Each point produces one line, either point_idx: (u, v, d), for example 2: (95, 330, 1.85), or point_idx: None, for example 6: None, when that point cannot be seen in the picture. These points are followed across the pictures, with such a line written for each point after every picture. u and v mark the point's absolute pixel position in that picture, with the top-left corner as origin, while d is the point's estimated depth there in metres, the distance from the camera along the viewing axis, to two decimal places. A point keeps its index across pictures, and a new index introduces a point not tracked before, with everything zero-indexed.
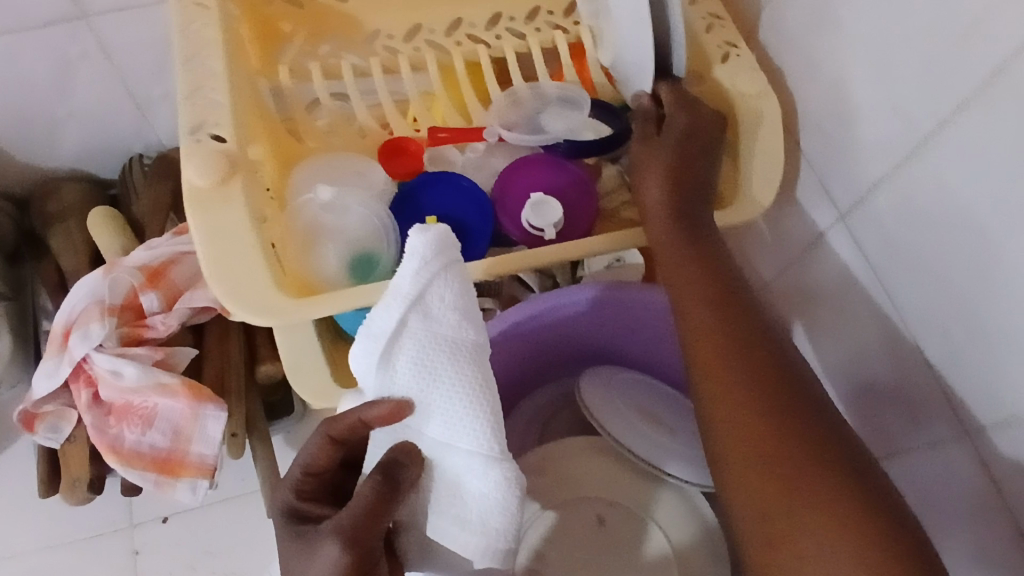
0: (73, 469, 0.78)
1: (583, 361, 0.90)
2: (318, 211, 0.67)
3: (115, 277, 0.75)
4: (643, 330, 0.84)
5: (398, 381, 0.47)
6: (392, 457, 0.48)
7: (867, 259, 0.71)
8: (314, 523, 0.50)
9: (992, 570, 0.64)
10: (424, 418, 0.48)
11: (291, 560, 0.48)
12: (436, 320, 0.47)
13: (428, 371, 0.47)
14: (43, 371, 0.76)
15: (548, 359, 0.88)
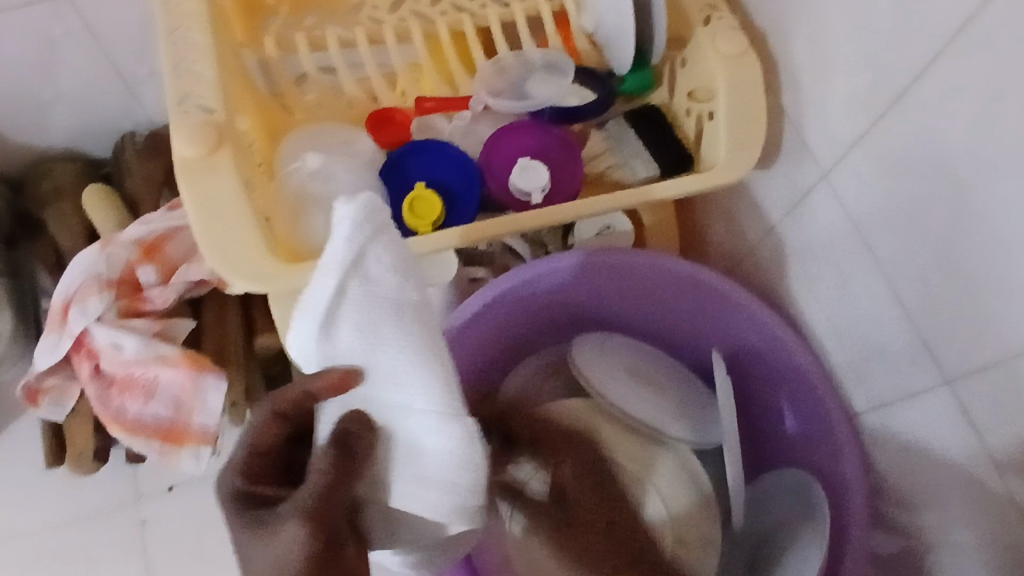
0: (78, 443, 0.80)
1: (572, 328, 0.93)
2: (305, 179, 0.67)
3: (111, 253, 0.76)
4: (635, 292, 0.88)
5: (343, 351, 0.44)
6: (345, 427, 0.46)
7: (850, 217, 0.72)
8: (267, 506, 0.43)
9: (978, 511, 0.66)
10: (378, 385, 0.46)
11: (246, 551, 0.41)
12: (375, 281, 0.44)
13: (383, 331, 0.44)
14: (44, 347, 0.77)
15: (539, 327, 0.91)
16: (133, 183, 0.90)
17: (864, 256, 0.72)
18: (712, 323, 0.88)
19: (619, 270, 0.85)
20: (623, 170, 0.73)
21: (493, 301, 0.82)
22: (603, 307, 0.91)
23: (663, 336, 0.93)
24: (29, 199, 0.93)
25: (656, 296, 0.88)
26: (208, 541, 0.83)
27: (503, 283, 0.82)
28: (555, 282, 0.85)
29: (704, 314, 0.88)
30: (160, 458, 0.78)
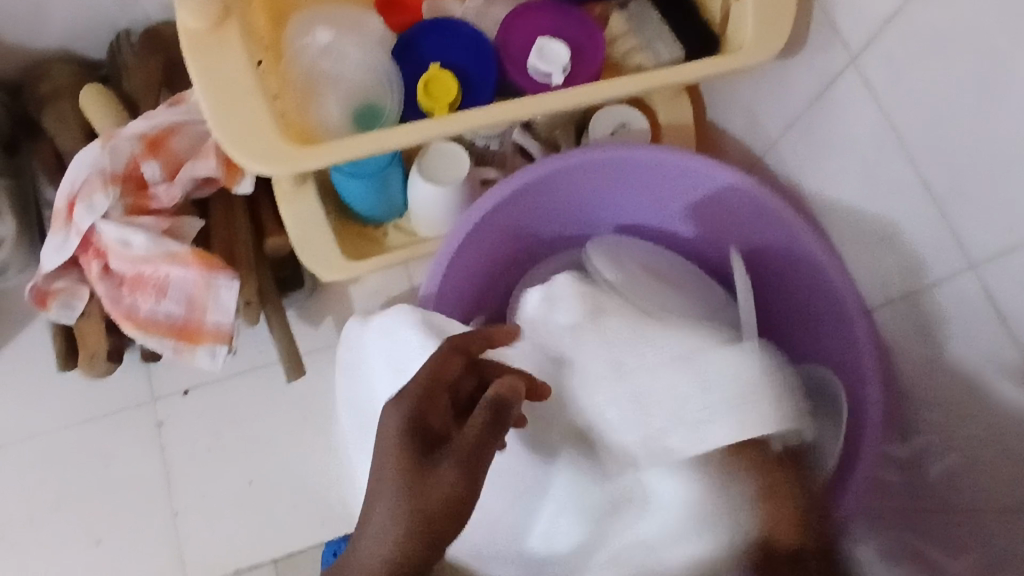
0: (91, 343, 0.78)
1: (581, 232, 0.91)
2: (317, 57, 0.66)
3: (114, 147, 0.74)
4: (652, 190, 0.86)
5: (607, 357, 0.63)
6: (502, 394, 0.48)
7: (877, 101, 0.69)
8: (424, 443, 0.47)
9: (988, 406, 0.64)
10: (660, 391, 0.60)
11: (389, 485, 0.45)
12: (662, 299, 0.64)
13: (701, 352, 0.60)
14: (50, 246, 0.75)
15: (548, 230, 0.89)
16: (133, 82, 0.86)
17: (890, 139, 0.68)
18: (731, 220, 0.85)
19: (633, 166, 0.83)
20: (645, 54, 0.71)
21: (506, 198, 0.80)
22: (614, 207, 0.89)
23: (673, 237, 0.92)
24: (27, 102, 0.89)
25: (674, 193, 0.86)
26: (227, 441, 0.83)
27: (517, 180, 0.79)
28: (569, 178, 0.82)
29: (723, 212, 0.85)
30: (175, 356, 0.78)
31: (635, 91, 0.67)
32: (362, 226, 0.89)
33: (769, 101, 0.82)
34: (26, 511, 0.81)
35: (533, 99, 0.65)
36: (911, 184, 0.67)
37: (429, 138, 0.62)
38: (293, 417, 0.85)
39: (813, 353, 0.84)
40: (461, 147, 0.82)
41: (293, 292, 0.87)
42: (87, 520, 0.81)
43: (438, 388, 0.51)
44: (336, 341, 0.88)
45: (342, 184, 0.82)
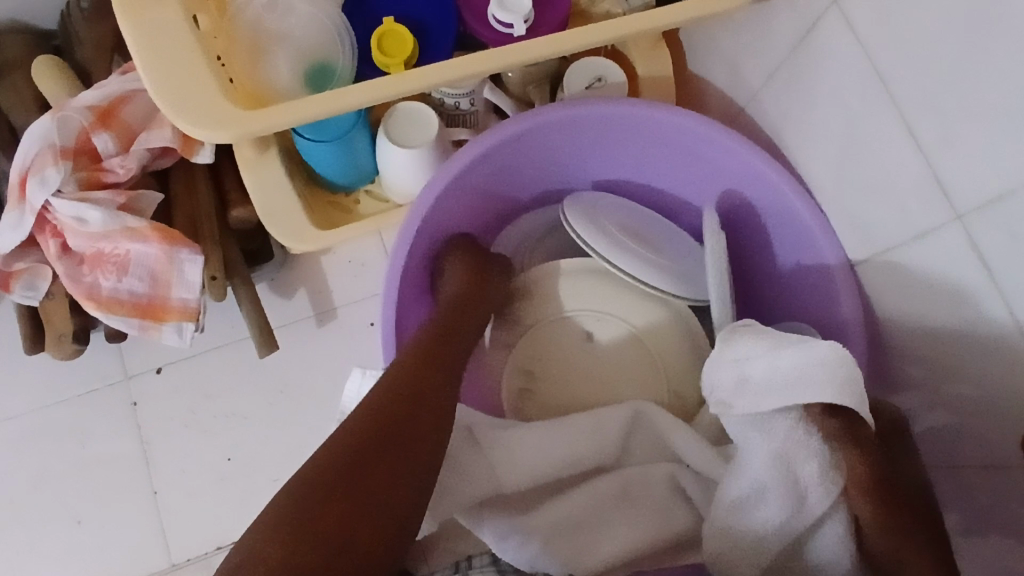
0: (57, 324, 0.77)
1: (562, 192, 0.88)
2: (262, 13, 0.61)
3: (63, 119, 0.70)
4: (635, 147, 0.83)
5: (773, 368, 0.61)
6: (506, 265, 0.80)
7: (860, 42, 0.64)
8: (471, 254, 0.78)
9: (976, 355, 0.62)
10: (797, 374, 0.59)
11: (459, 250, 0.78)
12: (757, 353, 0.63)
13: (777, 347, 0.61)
14: (6, 225, 0.73)
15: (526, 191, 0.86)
16: (85, 51, 0.83)
17: (872, 86, 0.64)
18: (715, 174, 0.82)
19: (606, 120, 0.79)
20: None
21: (484, 153, 0.77)
22: (592, 164, 0.86)
23: (657, 194, 0.89)
24: None
25: (659, 149, 0.82)
26: (203, 419, 0.82)
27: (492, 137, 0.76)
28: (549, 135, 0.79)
29: (702, 167, 0.82)
30: (143, 334, 0.75)
31: (602, 39, 0.63)
32: (332, 193, 0.86)
33: (749, 49, 0.78)
34: (7, 495, 0.80)
35: (494, 53, 0.61)
36: (896, 130, 0.64)
37: (385, 97, 0.58)
38: (269, 392, 0.83)
39: (797, 311, 0.82)
40: (428, 107, 0.78)
41: (262, 265, 0.84)
42: (67, 501, 0.80)
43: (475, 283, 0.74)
44: (310, 313, 0.86)
45: (307, 151, 0.79)
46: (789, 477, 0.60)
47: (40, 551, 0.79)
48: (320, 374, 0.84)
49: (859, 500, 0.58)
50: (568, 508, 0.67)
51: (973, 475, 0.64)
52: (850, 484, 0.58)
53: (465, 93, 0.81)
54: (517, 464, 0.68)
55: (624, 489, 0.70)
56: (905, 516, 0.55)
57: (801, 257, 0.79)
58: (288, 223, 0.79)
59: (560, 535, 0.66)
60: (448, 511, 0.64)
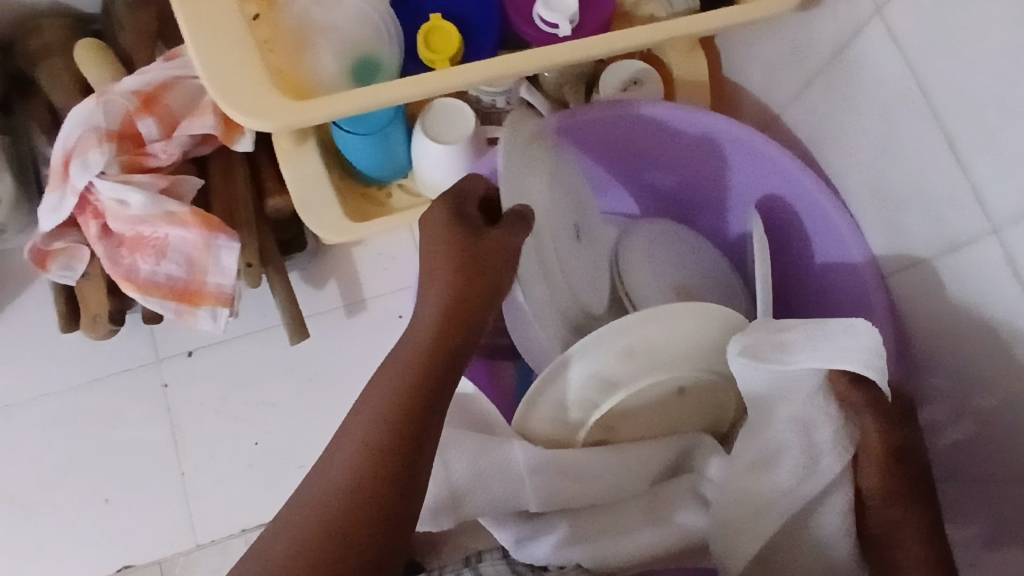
0: (93, 305, 0.78)
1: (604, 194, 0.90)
2: (310, 5, 0.62)
3: (107, 103, 0.71)
4: (669, 155, 0.84)
5: (810, 342, 0.57)
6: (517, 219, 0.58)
7: (901, 52, 0.64)
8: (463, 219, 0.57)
9: (1006, 367, 0.62)
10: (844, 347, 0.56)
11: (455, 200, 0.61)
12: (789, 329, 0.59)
13: (811, 329, 0.58)
14: (47, 207, 0.74)
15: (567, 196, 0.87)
16: (127, 37, 0.84)
17: (913, 97, 0.64)
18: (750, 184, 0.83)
19: (642, 126, 0.80)
20: (658, 3, 0.67)
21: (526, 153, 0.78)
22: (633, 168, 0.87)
23: (696, 206, 0.90)
24: (19, 59, 0.86)
25: (694, 158, 0.84)
26: (232, 404, 0.83)
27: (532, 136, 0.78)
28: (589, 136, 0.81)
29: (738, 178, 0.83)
30: (178, 318, 0.76)
31: (646, 42, 0.63)
32: (366, 186, 0.87)
33: (786, 56, 0.78)
34: (37, 474, 0.82)
35: (539, 51, 0.61)
36: (933, 140, 0.64)
37: (431, 92, 0.59)
38: (299, 378, 0.85)
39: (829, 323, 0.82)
40: (465, 103, 0.79)
41: (295, 255, 0.85)
42: (95, 480, 0.82)
43: (466, 289, 0.56)
44: (340, 302, 0.87)
45: (344, 144, 0.80)
46: (805, 441, 0.61)
47: (69, 528, 0.81)
48: (348, 364, 0.85)
49: (867, 467, 0.59)
50: (592, 516, 0.67)
51: (997, 487, 0.64)
52: (864, 455, 0.59)
53: (502, 91, 0.82)
54: (550, 486, 0.64)
55: (652, 504, 0.68)
56: (909, 489, 0.58)
57: (829, 266, 0.80)
58: (321, 215, 0.80)
59: (581, 536, 0.66)
60: (472, 512, 0.63)
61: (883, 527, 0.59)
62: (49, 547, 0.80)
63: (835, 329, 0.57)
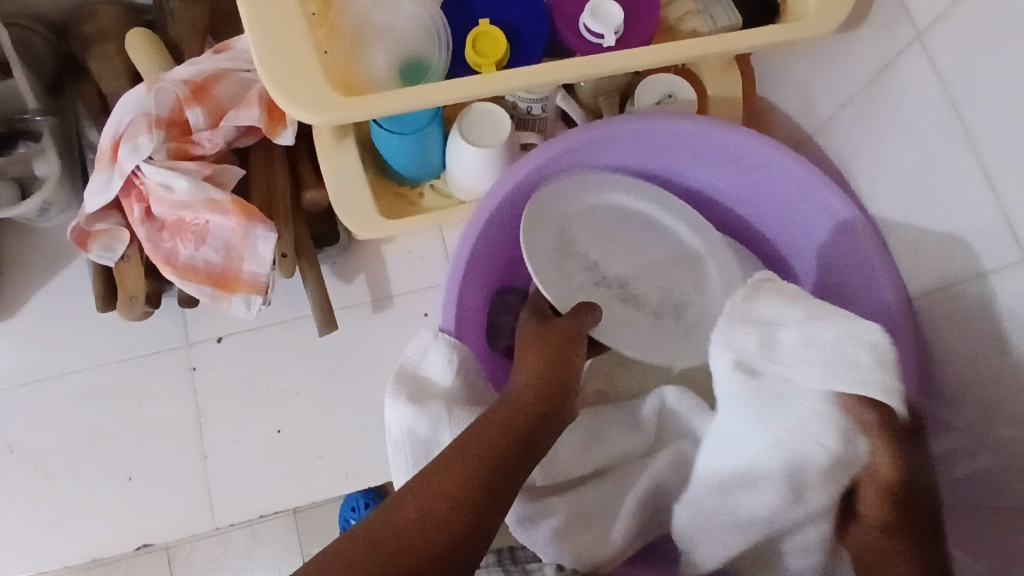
0: (129, 286, 0.79)
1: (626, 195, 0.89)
2: (367, 6, 0.64)
3: (160, 90, 0.73)
4: (699, 183, 0.88)
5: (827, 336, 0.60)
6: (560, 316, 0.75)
7: (940, 80, 0.65)
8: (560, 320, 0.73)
9: None
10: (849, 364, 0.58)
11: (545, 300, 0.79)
12: (817, 327, 0.61)
13: (838, 333, 0.59)
14: (94, 187, 0.75)
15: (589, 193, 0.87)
16: (176, 28, 0.85)
17: (950, 121, 0.65)
18: (776, 206, 0.84)
19: (681, 134, 0.80)
20: (701, 18, 0.68)
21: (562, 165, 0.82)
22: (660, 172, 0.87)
23: (714, 208, 0.90)
24: (70, 44, 0.88)
25: (725, 171, 0.84)
26: (256, 391, 0.85)
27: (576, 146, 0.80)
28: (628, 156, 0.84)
29: (771, 190, 0.83)
30: (212, 304, 0.77)
31: (688, 59, 0.65)
32: (398, 185, 0.88)
33: (822, 78, 0.79)
34: (64, 447, 0.83)
35: (586, 61, 0.63)
36: (969, 165, 0.64)
37: (473, 97, 0.60)
38: (323, 369, 0.86)
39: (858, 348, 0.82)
40: (503, 108, 0.80)
41: (327, 249, 0.86)
42: (119, 457, 0.83)
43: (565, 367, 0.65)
44: (367, 298, 0.88)
45: (381, 144, 0.82)
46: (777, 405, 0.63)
47: (90, 502, 0.82)
48: (372, 359, 0.86)
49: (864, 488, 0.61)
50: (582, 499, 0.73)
51: (1010, 518, 0.64)
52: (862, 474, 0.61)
53: (540, 98, 0.83)
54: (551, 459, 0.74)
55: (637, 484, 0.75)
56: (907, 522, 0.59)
57: (849, 280, 0.81)
58: (350, 213, 0.80)
59: (570, 524, 0.71)
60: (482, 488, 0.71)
61: (865, 553, 0.61)
62: (72, 519, 0.82)
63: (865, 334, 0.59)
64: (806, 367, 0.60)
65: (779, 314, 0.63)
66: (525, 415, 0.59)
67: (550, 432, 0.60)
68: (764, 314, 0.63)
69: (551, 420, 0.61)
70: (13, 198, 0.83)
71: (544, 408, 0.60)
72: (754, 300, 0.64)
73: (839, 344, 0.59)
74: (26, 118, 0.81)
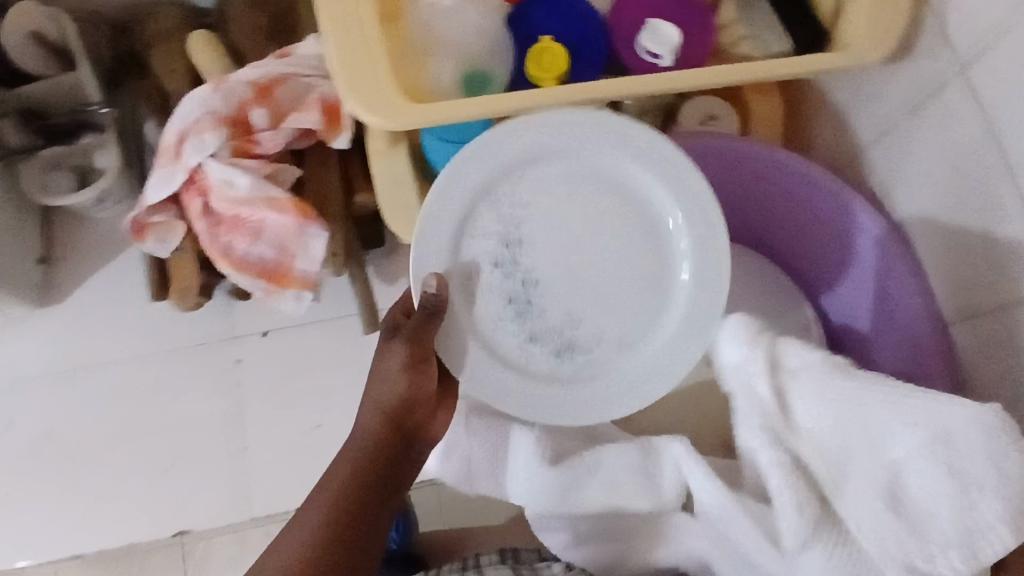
0: (181, 278, 0.82)
1: None
2: (435, 16, 0.65)
3: (225, 90, 0.75)
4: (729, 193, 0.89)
5: (889, 405, 0.53)
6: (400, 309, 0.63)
7: (984, 114, 0.67)
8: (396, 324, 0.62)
9: None
10: (907, 438, 0.51)
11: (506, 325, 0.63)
12: (911, 396, 0.52)
13: (928, 413, 0.51)
14: (156, 180, 0.77)
15: None
16: (236, 31, 0.88)
17: (992, 154, 0.66)
18: (808, 215, 0.86)
19: (733, 159, 0.84)
20: (754, 43, 0.71)
21: (562, 150, 0.63)
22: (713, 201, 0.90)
23: (769, 243, 0.93)
24: (132, 41, 0.91)
25: (778, 202, 0.87)
26: (298, 387, 0.87)
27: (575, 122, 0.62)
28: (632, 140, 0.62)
29: (822, 224, 0.85)
30: (264, 297, 0.80)
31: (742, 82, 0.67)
32: None
33: (866, 105, 0.81)
34: (103, 436, 0.85)
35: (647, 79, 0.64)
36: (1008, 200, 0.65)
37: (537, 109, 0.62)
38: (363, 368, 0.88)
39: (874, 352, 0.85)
40: None
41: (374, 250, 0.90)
42: (159, 447, 0.85)
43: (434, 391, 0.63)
44: None
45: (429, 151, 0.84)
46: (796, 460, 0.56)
47: (129, 490, 0.84)
48: None
49: None
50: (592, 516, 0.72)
51: None
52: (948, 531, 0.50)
53: None
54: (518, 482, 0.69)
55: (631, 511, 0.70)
56: None
57: (896, 320, 0.81)
58: (395, 218, 0.82)
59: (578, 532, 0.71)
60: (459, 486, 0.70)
61: None
62: (109, 506, 0.83)
63: (941, 414, 0.50)
64: (866, 438, 0.53)
65: (818, 410, 0.55)
66: (373, 454, 0.60)
67: (399, 466, 0.61)
68: (793, 413, 0.56)
69: (394, 448, 0.61)
70: (72, 188, 0.85)
71: (394, 437, 0.61)
72: (830, 371, 0.56)
73: (924, 411, 0.51)
74: (90, 110, 0.84)
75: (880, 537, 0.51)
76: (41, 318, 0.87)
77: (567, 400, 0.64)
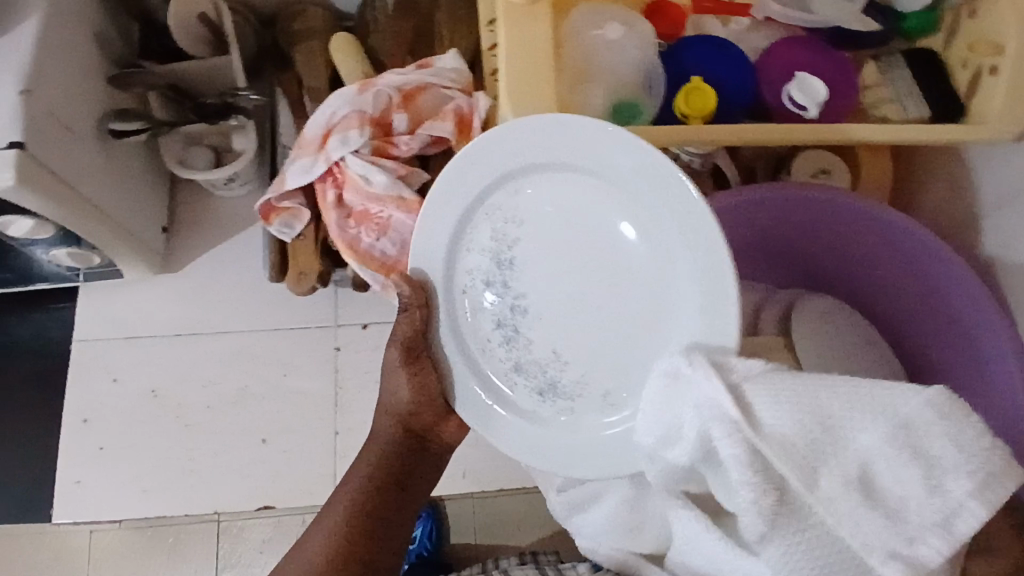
0: (301, 263, 0.86)
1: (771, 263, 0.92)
2: (600, 47, 0.68)
3: (377, 93, 0.80)
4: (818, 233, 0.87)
5: (843, 428, 0.45)
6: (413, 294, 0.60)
7: None
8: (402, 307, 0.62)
9: None
10: (848, 439, 0.45)
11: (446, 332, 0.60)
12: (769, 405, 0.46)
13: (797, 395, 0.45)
14: (297, 168, 0.81)
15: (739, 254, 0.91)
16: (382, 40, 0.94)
17: None
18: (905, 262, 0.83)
19: (829, 209, 0.83)
20: (894, 107, 0.74)
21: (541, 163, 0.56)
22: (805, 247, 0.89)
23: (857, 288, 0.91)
24: (278, 36, 0.96)
25: (874, 254, 0.86)
26: None
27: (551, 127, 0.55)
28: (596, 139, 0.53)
29: (919, 279, 0.83)
30: (380, 291, 0.83)
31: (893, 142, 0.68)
32: None
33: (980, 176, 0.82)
34: (206, 402, 0.88)
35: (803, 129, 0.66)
36: None
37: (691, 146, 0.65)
38: None
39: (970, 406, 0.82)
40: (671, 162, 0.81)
41: None
42: (256, 421, 0.88)
43: (441, 399, 0.64)
44: None
45: None
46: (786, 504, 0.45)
47: (222, 458, 0.87)
48: None
49: None
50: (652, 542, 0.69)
51: None
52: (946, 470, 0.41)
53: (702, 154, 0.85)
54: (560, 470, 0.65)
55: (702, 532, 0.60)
56: None
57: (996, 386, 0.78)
58: None
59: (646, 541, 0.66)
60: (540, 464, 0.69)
61: None
62: (203, 472, 0.86)
63: (872, 406, 0.45)
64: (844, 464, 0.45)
65: (783, 411, 0.45)
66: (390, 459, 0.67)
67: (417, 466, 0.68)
68: (764, 425, 0.45)
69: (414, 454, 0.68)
70: (208, 164, 0.90)
71: (410, 443, 0.68)
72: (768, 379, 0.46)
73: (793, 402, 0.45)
74: (235, 94, 0.88)
75: (860, 534, 0.43)
76: (161, 284, 0.92)
77: (564, 445, 0.57)
